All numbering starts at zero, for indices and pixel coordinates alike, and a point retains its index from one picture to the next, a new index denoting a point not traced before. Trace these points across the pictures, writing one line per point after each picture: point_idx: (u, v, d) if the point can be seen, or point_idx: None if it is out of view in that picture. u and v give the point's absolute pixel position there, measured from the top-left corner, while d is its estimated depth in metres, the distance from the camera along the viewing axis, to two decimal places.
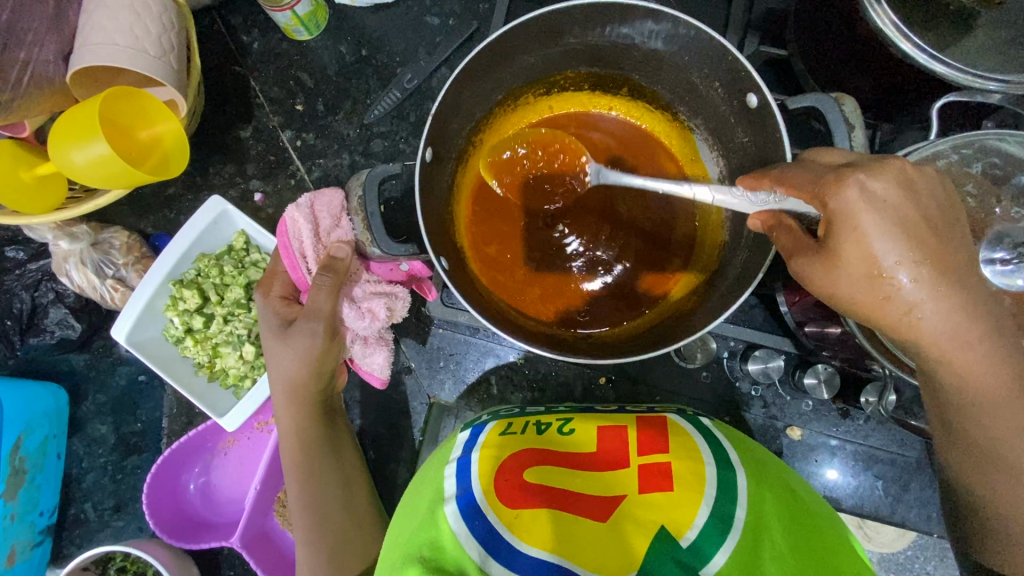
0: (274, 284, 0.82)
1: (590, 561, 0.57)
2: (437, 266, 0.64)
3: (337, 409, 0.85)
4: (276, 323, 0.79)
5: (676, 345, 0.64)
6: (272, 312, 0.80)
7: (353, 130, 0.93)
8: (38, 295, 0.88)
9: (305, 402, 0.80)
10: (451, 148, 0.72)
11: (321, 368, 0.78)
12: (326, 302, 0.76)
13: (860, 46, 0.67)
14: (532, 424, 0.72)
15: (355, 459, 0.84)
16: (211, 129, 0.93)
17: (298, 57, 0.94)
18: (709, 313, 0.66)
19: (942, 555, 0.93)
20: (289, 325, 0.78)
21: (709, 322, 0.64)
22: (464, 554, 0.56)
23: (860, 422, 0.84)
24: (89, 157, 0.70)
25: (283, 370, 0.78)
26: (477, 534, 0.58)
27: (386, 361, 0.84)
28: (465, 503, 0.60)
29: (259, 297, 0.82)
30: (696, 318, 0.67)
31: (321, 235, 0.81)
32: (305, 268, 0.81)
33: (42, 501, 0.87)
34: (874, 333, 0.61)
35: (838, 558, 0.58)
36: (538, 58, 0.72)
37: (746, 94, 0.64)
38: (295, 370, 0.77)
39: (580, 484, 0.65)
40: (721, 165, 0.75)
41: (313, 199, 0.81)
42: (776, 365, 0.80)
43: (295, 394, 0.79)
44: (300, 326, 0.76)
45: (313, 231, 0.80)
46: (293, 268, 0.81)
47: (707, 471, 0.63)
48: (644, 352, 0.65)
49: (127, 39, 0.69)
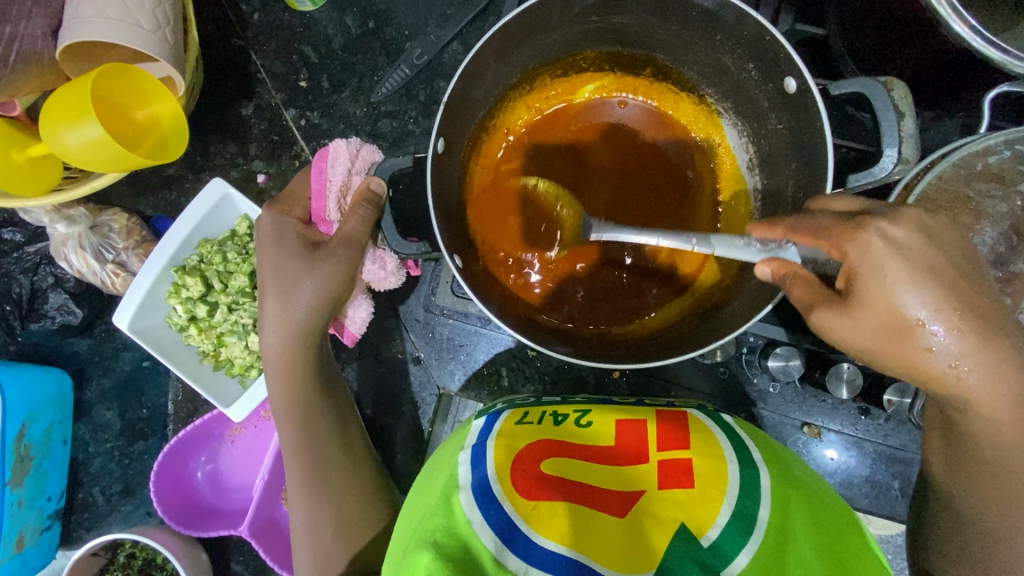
0: (293, 207, 0.75)
1: (608, 558, 0.53)
2: (450, 265, 0.61)
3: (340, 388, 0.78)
4: (296, 245, 0.72)
5: (703, 349, 0.61)
6: (296, 236, 0.72)
7: (359, 109, 0.88)
8: (37, 278, 0.86)
9: (309, 347, 0.73)
10: (464, 135, 0.68)
11: (335, 304, 0.72)
12: (359, 233, 0.68)
13: (911, 26, 0.62)
14: (549, 414, 0.67)
15: (361, 436, 0.77)
16: (211, 105, 0.89)
17: (301, 29, 0.89)
18: (740, 315, 0.62)
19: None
20: (314, 249, 0.71)
21: (737, 326, 0.61)
22: (478, 542, 0.51)
23: (880, 422, 0.82)
24: (83, 139, 0.66)
25: (291, 309, 0.70)
26: (492, 522, 0.53)
27: (362, 320, 0.80)
28: (481, 490, 0.55)
29: (273, 214, 0.74)
30: (725, 317, 0.64)
31: (359, 176, 0.75)
32: (332, 203, 0.73)
33: (49, 486, 0.87)
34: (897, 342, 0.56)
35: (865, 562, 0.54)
36: (557, 37, 0.67)
37: (785, 78, 0.60)
38: (314, 300, 0.70)
39: (599, 478, 0.60)
40: (751, 152, 0.70)
41: (362, 145, 0.75)
42: (797, 365, 0.77)
43: (287, 360, 0.72)
44: (333, 250, 0.69)
45: (348, 171, 0.73)
46: (318, 197, 0.74)
47: (729, 469, 0.59)
48: (665, 358, 0.62)
49: (119, 12, 0.64)
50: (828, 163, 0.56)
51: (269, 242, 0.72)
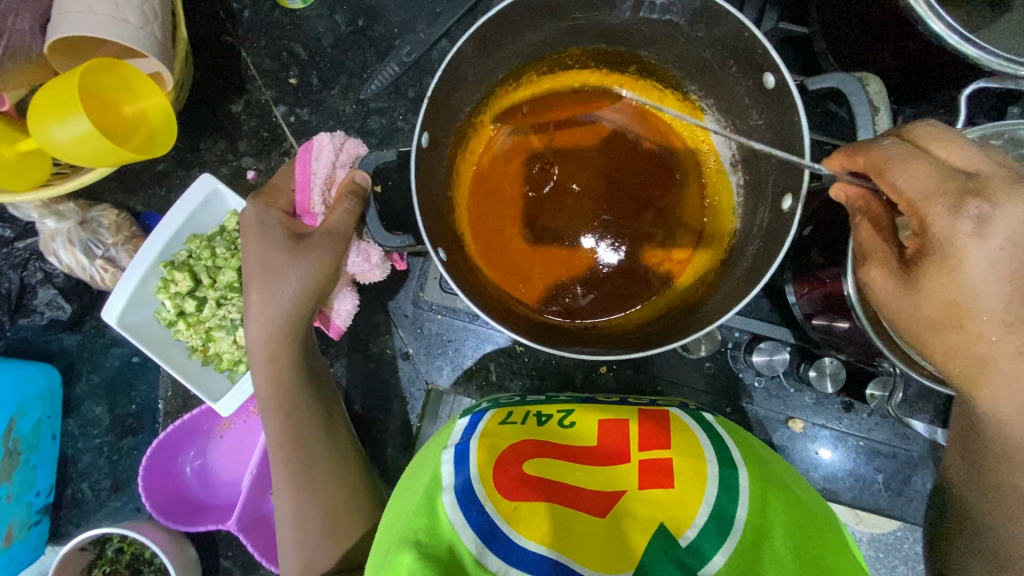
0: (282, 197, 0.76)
1: (588, 558, 0.53)
2: (435, 257, 0.61)
3: (328, 383, 0.79)
4: (282, 237, 0.72)
5: (686, 340, 0.62)
6: (282, 231, 0.73)
7: (349, 106, 0.89)
8: (26, 274, 0.86)
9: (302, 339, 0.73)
10: (449, 130, 0.68)
11: (320, 296, 0.73)
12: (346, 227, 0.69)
13: (889, 24, 0.63)
14: (532, 414, 0.67)
15: (347, 434, 0.78)
16: (201, 102, 0.90)
17: (291, 27, 0.89)
18: (721, 308, 0.63)
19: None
20: (299, 244, 0.71)
21: (718, 316, 0.62)
22: (459, 542, 0.52)
23: (864, 416, 0.83)
24: (71, 133, 0.67)
25: (279, 304, 0.71)
26: (474, 523, 0.53)
27: (348, 313, 0.80)
28: (464, 492, 0.55)
29: (258, 206, 0.74)
30: (706, 310, 0.65)
31: (343, 169, 0.75)
32: (315, 196, 0.74)
33: (38, 481, 0.87)
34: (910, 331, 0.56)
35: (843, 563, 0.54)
36: (541, 35, 0.68)
37: (764, 74, 0.61)
38: (298, 293, 0.71)
39: (581, 478, 0.60)
40: (734, 148, 0.71)
41: (347, 138, 0.76)
42: (781, 359, 0.78)
43: (280, 357, 0.73)
44: (322, 242, 0.70)
45: (331, 165, 0.74)
46: (302, 190, 0.75)
47: (708, 468, 0.59)
48: (649, 349, 0.63)
49: (108, 8, 0.65)
50: (806, 155, 0.57)
51: (257, 239, 0.72)
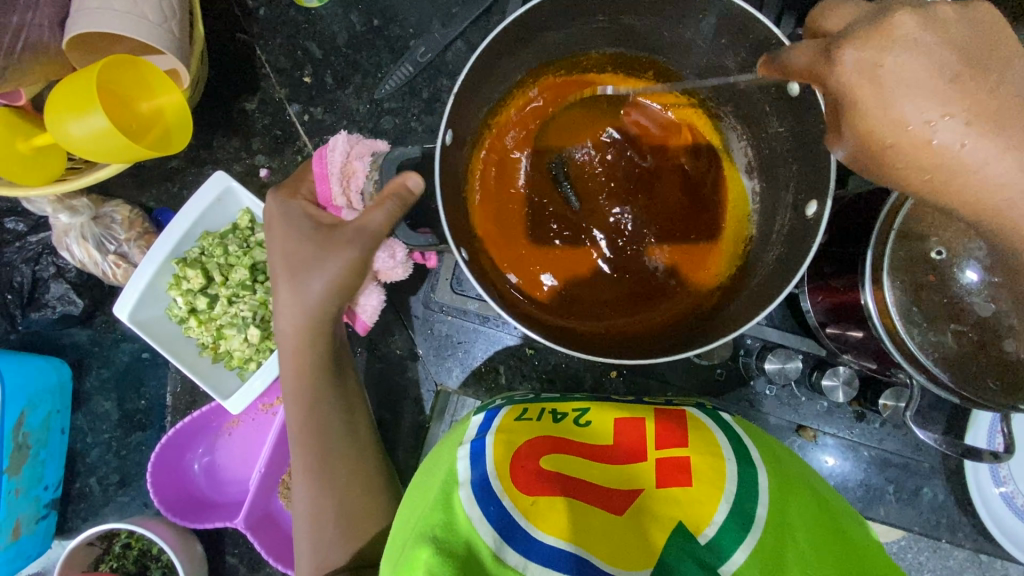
0: (300, 193, 0.76)
1: (607, 553, 0.52)
2: (459, 259, 0.61)
3: (354, 377, 0.79)
4: (309, 230, 0.72)
5: (706, 348, 0.61)
6: (309, 222, 0.72)
7: (362, 105, 0.89)
8: (38, 268, 0.86)
9: (322, 331, 0.73)
10: (466, 132, 0.68)
11: (350, 290, 0.72)
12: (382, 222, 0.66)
13: None
14: (547, 412, 0.67)
15: (368, 428, 0.77)
16: (214, 99, 0.89)
17: (306, 25, 0.89)
18: (745, 312, 0.63)
19: (973, 550, 0.85)
20: (328, 233, 0.71)
21: (739, 326, 0.62)
22: (478, 538, 0.51)
23: (875, 426, 0.82)
24: (88, 129, 0.67)
25: (306, 295, 0.71)
26: (492, 518, 0.52)
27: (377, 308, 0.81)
28: (481, 487, 0.54)
29: (280, 199, 0.74)
30: (731, 315, 0.65)
31: (359, 160, 0.76)
32: (337, 183, 0.75)
33: (47, 475, 0.87)
34: (892, 327, 0.60)
35: (867, 561, 0.53)
36: (563, 37, 0.68)
37: (789, 80, 0.59)
38: (325, 286, 0.70)
39: (598, 475, 0.60)
40: (750, 155, 0.71)
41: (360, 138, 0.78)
42: (795, 366, 0.78)
43: (305, 349, 0.73)
44: (349, 235, 0.69)
45: (346, 157, 0.75)
46: (323, 179, 0.76)
47: (727, 467, 0.58)
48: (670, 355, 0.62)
49: (126, 4, 0.65)
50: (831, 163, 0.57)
51: (280, 234, 0.72)
